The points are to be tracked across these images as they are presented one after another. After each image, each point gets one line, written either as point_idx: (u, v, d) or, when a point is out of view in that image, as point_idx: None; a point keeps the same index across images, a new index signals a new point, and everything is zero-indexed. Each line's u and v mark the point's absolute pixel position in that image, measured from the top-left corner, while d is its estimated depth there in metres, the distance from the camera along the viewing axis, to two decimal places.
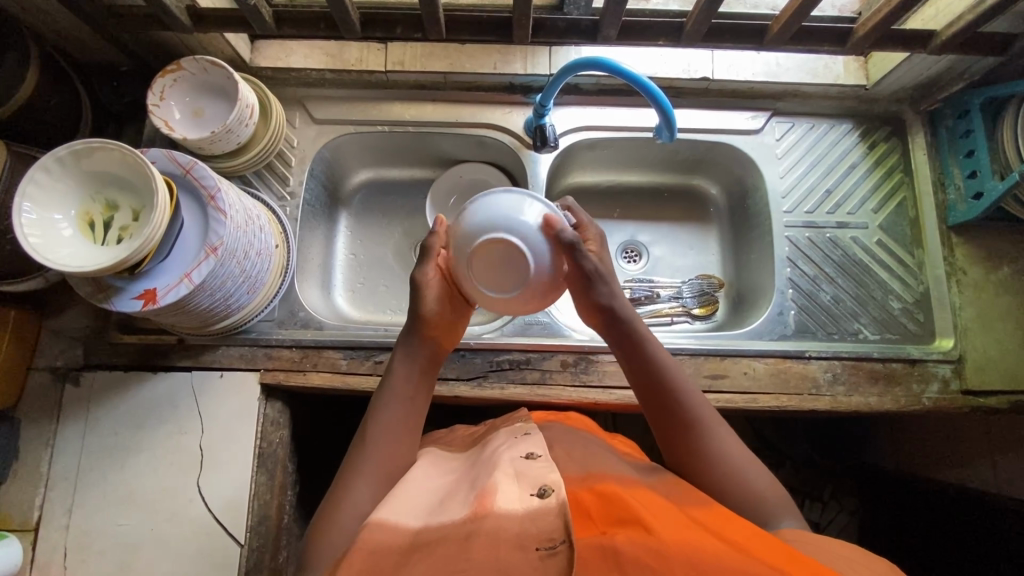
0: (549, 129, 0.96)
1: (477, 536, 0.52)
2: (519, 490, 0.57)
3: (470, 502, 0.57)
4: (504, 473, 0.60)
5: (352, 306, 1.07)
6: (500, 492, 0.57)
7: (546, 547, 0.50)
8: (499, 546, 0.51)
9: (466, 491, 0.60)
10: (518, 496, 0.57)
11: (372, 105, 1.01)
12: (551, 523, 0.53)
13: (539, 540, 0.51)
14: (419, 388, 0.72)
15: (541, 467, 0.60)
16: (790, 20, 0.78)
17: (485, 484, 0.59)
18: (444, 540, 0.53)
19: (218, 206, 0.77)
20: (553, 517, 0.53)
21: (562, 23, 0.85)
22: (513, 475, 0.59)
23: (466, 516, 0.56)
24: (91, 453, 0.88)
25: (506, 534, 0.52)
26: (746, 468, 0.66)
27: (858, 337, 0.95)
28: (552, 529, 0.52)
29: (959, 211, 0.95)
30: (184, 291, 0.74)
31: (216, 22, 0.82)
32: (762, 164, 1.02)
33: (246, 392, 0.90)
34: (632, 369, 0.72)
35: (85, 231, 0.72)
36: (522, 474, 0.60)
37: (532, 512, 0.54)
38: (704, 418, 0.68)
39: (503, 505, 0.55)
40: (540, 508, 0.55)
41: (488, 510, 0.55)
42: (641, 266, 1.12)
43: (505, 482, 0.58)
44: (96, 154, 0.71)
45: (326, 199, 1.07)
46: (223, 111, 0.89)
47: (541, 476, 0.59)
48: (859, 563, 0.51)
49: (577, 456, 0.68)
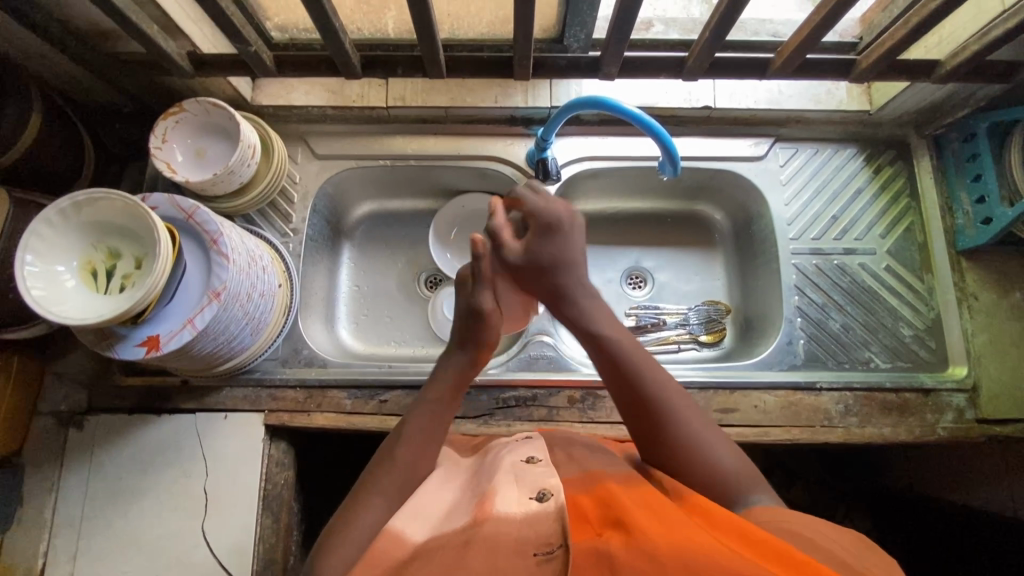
0: (551, 161, 0.96)
1: (474, 540, 0.51)
2: (518, 493, 0.57)
3: (471, 507, 0.57)
4: (505, 480, 0.60)
5: (356, 340, 1.07)
6: (499, 495, 0.57)
7: (544, 552, 0.49)
8: (498, 551, 0.50)
9: (468, 495, 0.60)
10: (517, 498, 0.56)
11: (374, 139, 1.02)
12: (550, 528, 0.51)
13: (536, 545, 0.50)
14: (444, 406, 0.69)
15: (540, 473, 0.60)
16: (794, 54, 0.78)
17: (486, 487, 0.59)
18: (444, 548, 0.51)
19: (221, 250, 0.77)
20: (552, 522, 0.52)
21: (563, 60, 0.85)
22: (513, 480, 0.59)
23: (466, 520, 0.55)
24: (96, 498, 0.87)
25: (505, 537, 0.51)
26: (715, 445, 0.64)
27: (869, 366, 0.93)
28: (551, 533, 0.51)
29: (968, 235, 0.94)
30: (187, 337, 0.74)
31: (216, 67, 0.81)
32: (766, 191, 1.01)
33: (249, 433, 0.89)
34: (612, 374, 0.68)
35: (88, 280, 0.71)
36: (525, 478, 0.60)
37: (531, 516, 0.53)
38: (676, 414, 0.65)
39: (502, 509, 0.55)
40: (538, 512, 0.54)
41: (487, 514, 0.54)
42: (646, 292, 1.11)
43: (505, 487, 0.58)
44: (97, 204, 0.71)
45: (328, 232, 1.07)
46: (226, 151, 0.89)
47: (541, 482, 0.58)
48: (867, 561, 0.49)
49: (578, 459, 0.67)
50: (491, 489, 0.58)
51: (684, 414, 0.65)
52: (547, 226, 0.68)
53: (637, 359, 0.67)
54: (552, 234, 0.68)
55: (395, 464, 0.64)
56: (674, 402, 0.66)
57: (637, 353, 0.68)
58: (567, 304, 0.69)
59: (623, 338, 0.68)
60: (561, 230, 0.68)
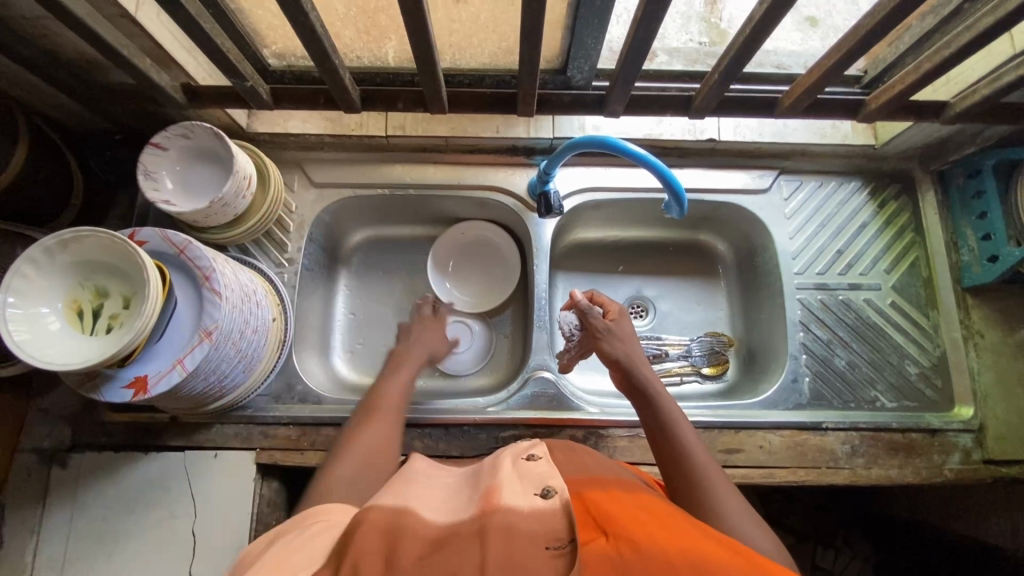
0: (553, 195, 0.92)
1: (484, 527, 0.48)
2: (523, 491, 0.54)
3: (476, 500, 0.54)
4: (507, 479, 0.57)
5: (351, 371, 1.04)
6: (504, 491, 0.54)
7: (557, 546, 0.45)
8: (513, 537, 0.46)
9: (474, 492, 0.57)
10: (522, 495, 0.53)
11: (372, 168, 1.00)
12: (557, 524, 0.48)
13: (547, 539, 0.46)
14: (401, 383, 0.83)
15: (544, 473, 0.58)
16: (804, 95, 0.77)
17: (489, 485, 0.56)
18: (449, 540, 0.46)
19: (213, 287, 0.74)
20: (559, 519, 0.49)
21: (567, 96, 0.85)
22: (517, 480, 0.57)
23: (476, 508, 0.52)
24: (79, 540, 0.84)
25: (518, 526, 0.48)
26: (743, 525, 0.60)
27: (875, 405, 0.92)
28: (558, 529, 0.47)
29: (974, 273, 0.93)
30: (176, 379, 0.71)
31: (210, 98, 0.80)
32: (770, 224, 1.00)
33: (240, 472, 0.86)
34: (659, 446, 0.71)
35: (73, 321, 0.69)
36: (528, 478, 0.57)
37: (537, 511, 0.50)
38: (717, 494, 0.63)
39: (509, 501, 0.52)
40: (546, 508, 0.51)
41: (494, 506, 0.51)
42: (648, 322, 1.09)
43: (508, 485, 0.56)
44: (86, 242, 0.68)
45: (325, 260, 1.04)
46: (217, 175, 0.86)
47: (546, 480, 0.56)
48: None
49: (579, 461, 0.66)
50: (494, 487, 0.56)
51: (724, 495, 0.63)
52: (620, 319, 0.86)
53: (683, 433, 0.71)
54: (624, 328, 0.85)
55: (375, 421, 0.76)
56: (715, 481, 0.65)
57: (683, 425, 0.72)
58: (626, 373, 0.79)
59: (666, 395, 0.76)
60: (623, 323, 0.85)
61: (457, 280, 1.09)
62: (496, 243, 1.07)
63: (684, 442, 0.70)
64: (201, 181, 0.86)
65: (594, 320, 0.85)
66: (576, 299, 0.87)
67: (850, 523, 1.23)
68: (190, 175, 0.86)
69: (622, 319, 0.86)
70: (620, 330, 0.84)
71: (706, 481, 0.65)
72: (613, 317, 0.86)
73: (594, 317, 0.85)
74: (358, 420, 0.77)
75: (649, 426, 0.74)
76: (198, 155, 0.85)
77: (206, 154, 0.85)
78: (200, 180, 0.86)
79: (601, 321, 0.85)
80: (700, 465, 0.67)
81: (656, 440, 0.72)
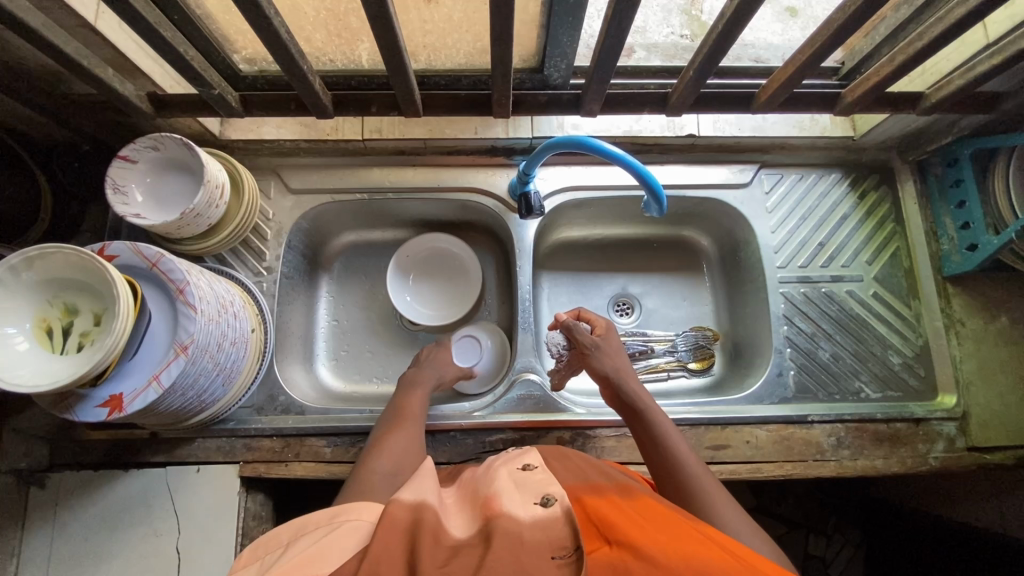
0: (534, 196, 0.91)
1: (484, 539, 0.47)
2: (522, 501, 0.53)
3: (475, 514, 0.52)
4: (505, 487, 0.56)
5: (335, 378, 1.03)
6: (504, 500, 0.53)
7: (562, 555, 0.45)
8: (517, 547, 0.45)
9: (472, 504, 0.55)
10: (521, 505, 0.52)
11: (349, 173, 0.98)
12: (561, 532, 0.48)
13: (552, 549, 0.46)
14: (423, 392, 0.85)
15: (542, 481, 0.57)
16: (779, 90, 0.77)
17: (486, 496, 0.55)
18: (459, 552, 0.45)
19: (187, 300, 0.72)
20: (562, 526, 0.48)
21: (543, 96, 0.84)
22: (515, 489, 0.56)
23: (471, 523, 0.51)
24: (60, 561, 0.82)
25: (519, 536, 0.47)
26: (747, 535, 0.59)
27: (860, 396, 0.93)
28: (563, 537, 0.47)
29: (954, 262, 0.93)
30: (152, 397, 0.69)
31: (178, 107, 0.78)
32: (752, 218, 0.99)
33: (224, 486, 0.85)
34: (659, 466, 0.70)
35: (43, 340, 0.67)
36: (525, 485, 0.56)
37: (540, 520, 0.49)
38: (720, 509, 0.62)
39: (510, 510, 0.50)
40: (547, 515, 0.50)
41: (497, 515, 0.50)
42: (633, 319, 1.08)
43: (508, 493, 0.54)
44: (50, 259, 0.66)
45: (305, 267, 1.03)
46: (190, 186, 0.84)
47: (543, 488, 0.55)
48: None
49: (574, 468, 0.65)
50: (491, 497, 0.54)
51: (727, 509, 0.62)
52: (606, 336, 0.86)
53: (681, 450, 0.70)
54: (610, 345, 0.85)
55: (403, 426, 0.77)
56: (717, 497, 0.64)
57: (681, 442, 0.71)
58: (619, 391, 0.79)
59: (656, 409, 0.76)
60: (611, 341, 0.85)
61: (435, 285, 1.07)
62: (454, 253, 1.07)
63: (682, 459, 0.69)
64: (173, 192, 0.84)
65: (582, 338, 0.84)
66: (561, 318, 0.87)
67: (841, 511, 1.24)
68: (161, 185, 0.84)
69: (609, 333, 0.87)
70: (607, 347, 0.84)
71: (710, 498, 0.64)
72: (599, 334, 0.86)
73: (581, 334, 0.84)
74: (385, 427, 0.78)
75: (644, 444, 0.73)
76: (167, 165, 0.84)
77: (176, 164, 0.84)
78: (172, 191, 0.84)
79: (589, 338, 0.85)
80: (701, 481, 0.66)
81: (656, 461, 0.71)
